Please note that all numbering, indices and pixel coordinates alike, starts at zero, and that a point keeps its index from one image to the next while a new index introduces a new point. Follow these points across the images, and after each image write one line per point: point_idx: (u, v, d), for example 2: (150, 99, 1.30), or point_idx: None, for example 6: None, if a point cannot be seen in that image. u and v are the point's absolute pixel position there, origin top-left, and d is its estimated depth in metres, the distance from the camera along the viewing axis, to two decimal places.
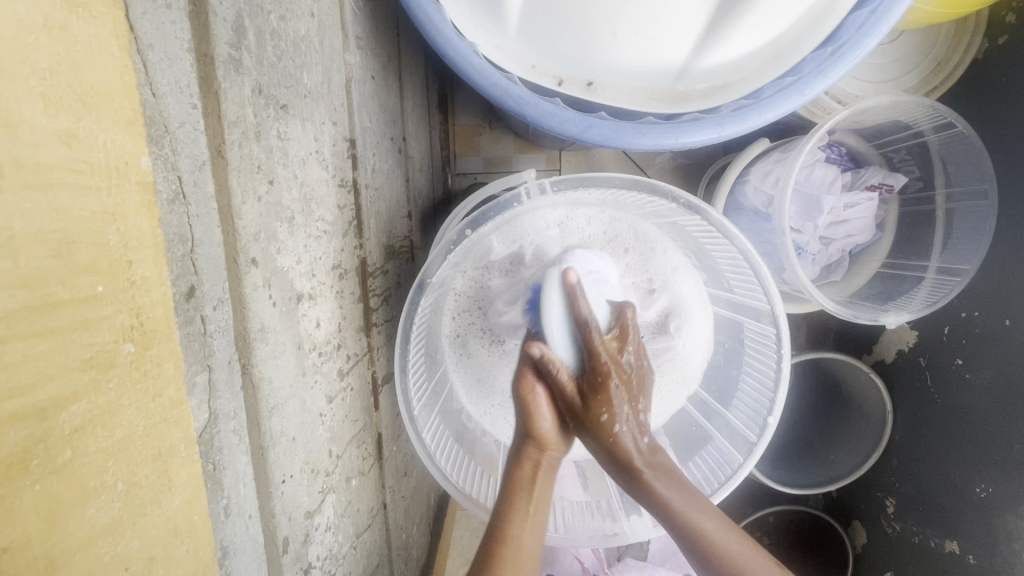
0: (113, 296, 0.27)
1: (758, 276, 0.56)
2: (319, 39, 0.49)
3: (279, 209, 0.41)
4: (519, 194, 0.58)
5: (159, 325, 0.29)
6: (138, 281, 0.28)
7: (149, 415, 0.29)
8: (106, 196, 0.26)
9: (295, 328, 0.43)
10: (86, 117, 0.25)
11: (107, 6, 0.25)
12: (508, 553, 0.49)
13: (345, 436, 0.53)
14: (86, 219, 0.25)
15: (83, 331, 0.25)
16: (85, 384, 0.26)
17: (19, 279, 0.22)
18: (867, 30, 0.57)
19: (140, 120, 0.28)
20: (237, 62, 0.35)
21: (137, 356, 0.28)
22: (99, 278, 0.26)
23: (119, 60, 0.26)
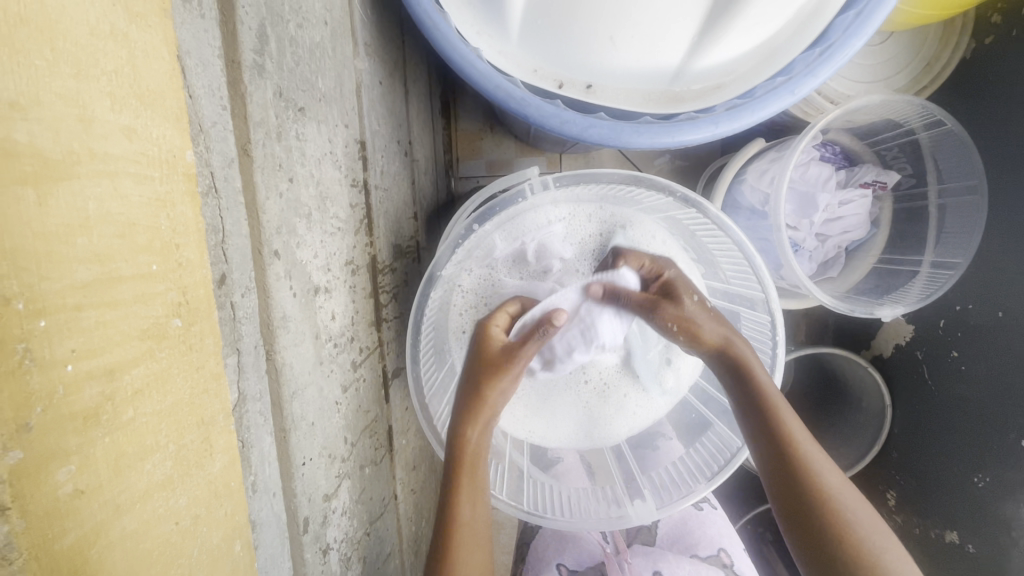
0: (164, 274, 0.28)
1: (753, 266, 0.57)
2: (332, 47, 0.51)
3: (297, 206, 0.43)
4: (523, 189, 0.60)
5: (201, 303, 0.31)
6: (184, 262, 0.29)
7: (193, 384, 0.31)
8: (159, 183, 0.27)
9: (312, 318, 0.45)
10: (143, 114, 0.26)
11: (159, 16, 0.27)
12: (460, 538, 0.51)
13: (359, 425, 0.55)
14: (146, 202, 0.26)
15: (142, 304, 0.26)
16: (143, 352, 0.27)
17: (93, 255, 0.24)
18: (855, 31, 0.59)
19: (185, 119, 0.29)
20: (261, 67, 0.38)
21: (183, 330, 0.29)
22: (154, 258, 0.27)
23: (169, 64, 0.28)
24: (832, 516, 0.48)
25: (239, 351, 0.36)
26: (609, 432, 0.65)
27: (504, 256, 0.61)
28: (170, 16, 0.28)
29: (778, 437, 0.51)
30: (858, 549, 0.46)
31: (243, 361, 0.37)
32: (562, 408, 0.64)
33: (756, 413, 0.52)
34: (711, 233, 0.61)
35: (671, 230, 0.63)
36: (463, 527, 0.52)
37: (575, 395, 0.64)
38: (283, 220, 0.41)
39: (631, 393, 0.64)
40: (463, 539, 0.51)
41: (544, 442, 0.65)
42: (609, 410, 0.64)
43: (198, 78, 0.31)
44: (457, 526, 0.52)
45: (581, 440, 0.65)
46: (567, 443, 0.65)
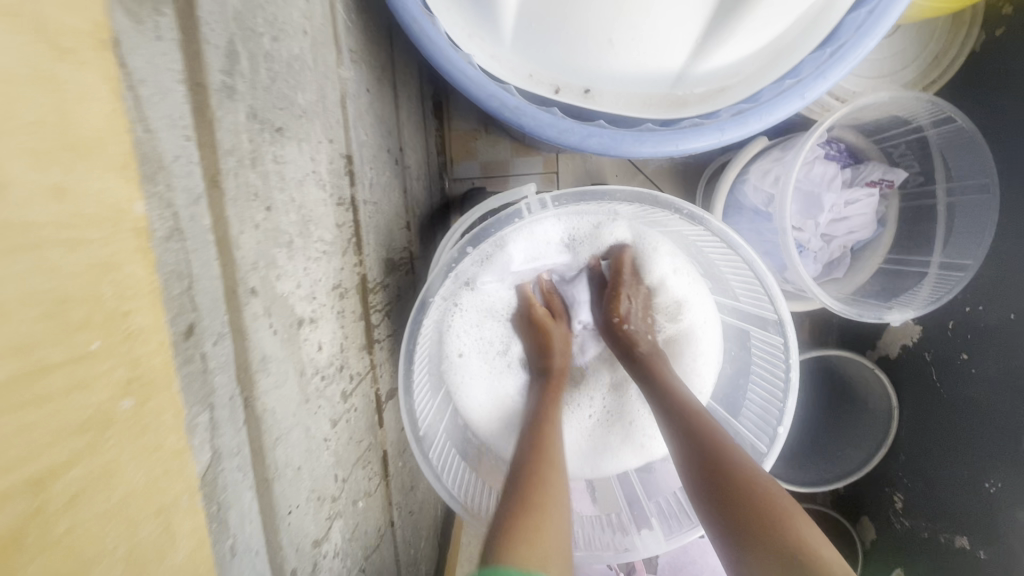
0: (110, 350, 0.22)
1: (765, 285, 0.54)
2: (313, 57, 0.48)
3: (276, 235, 0.40)
4: (520, 210, 0.53)
5: (158, 373, 0.25)
6: (135, 331, 0.24)
7: (151, 469, 0.25)
8: (101, 245, 0.22)
9: (296, 354, 0.42)
10: (78, 164, 0.21)
11: (98, 44, 0.22)
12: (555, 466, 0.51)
13: (351, 459, 0.52)
14: (79, 268, 0.21)
15: (79, 393, 0.21)
16: (82, 449, 0.22)
17: (8, 347, 0.19)
18: (868, 30, 0.56)
19: (135, 162, 0.24)
20: (231, 89, 0.34)
21: (134, 410, 0.24)
22: (95, 333, 0.22)
23: (110, 101, 0.23)
24: (766, 507, 0.45)
25: (212, 406, 0.32)
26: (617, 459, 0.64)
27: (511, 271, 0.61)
28: (113, 46, 0.24)
29: (698, 439, 0.50)
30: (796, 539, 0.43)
31: (218, 416, 0.33)
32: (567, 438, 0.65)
33: (676, 418, 0.52)
34: (721, 250, 0.57)
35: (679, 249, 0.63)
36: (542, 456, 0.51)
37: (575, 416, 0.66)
38: (260, 254, 0.37)
39: (638, 420, 0.64)
40: (548, 467, 0.50)
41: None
42: (617, 439, 0.64)
43: (155, 108, 0.28)
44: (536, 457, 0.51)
45: (590, 466, 0.64)
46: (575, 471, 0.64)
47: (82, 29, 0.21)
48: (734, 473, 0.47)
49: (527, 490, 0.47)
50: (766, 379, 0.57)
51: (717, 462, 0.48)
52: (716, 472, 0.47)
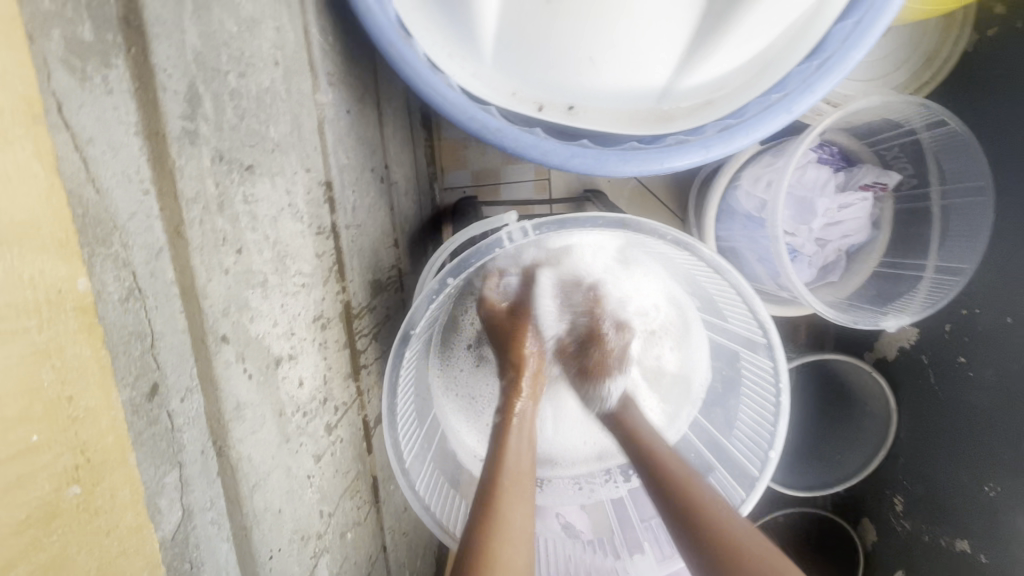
0: (51, 441, 0.24)
1: (752, 309, 0.53)
2: (286, 87, 0.47)
3: (249, 276, 0.39)
4: (500, 238, 0.51)
5: (110, 454, 0.27)
6: (82, 414, 0.25)
7: (105, 552, 0.26)
8: (37, 334, 0.23)
9: (274, 394, 0.42)
10: (8, 253, 0.21)
11: (26, 126, 0.22)
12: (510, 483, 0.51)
13: (337, 491, 0.52)
14: (20, 358, 0.22)
15: (16, 490, 0.23)
16: (23, 545, 0.23)
17: None
18: (853, 43, 0.55)
19: (78, 239, 0.24)
20: (193, 134, 0.33)
21: (84, 496, 0.25)
22: (34, 427, 0.23)
23: (45, 181, 0.23)
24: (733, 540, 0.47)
25: (181, 464, 0.32)
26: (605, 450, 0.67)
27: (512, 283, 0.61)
28: (46, 118, 0.23)
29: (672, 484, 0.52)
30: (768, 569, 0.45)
31: (188, 473, 0.33)
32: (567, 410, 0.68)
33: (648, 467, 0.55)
34: (708, 274, 0.57)
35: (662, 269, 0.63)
36: (512, 466, 0.52)
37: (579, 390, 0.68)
38: (232, 298, 0.37)
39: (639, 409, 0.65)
40: (513, 482, 0.51)
41: (549, 503, 0.63)
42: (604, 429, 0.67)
43: (106, 167, 0.27)
44: (505, 469, 0.52)
45: (584, 471, 0.66)
46: (570, 497, 0.64)
47: (10, 107, 0.22)
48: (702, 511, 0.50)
49: (496, 504, 0.49)
50: (757, 401, 0.56)
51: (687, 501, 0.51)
52: (686, 513, 0.50)
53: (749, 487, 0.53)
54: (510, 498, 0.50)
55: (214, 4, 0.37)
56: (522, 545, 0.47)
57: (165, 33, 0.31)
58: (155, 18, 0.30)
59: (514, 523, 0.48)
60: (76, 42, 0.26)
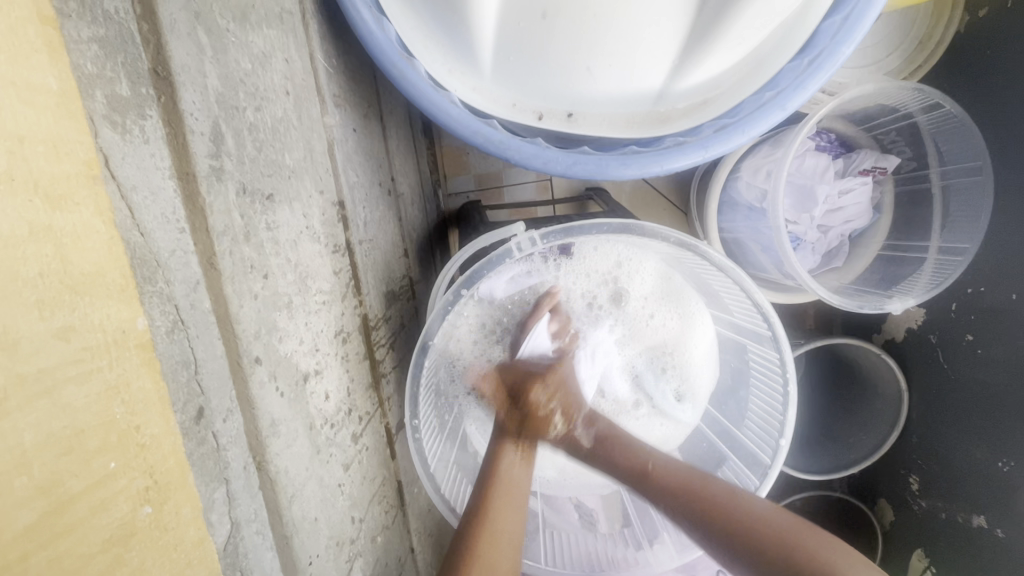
0: (125, 467, 0.26)
1: (757, 305, 0.55)
2: (297, 115, 0.49)
3: (275, 299, 0.41)
4: (510, 249, 0.54)
5: (172, 475, 0.29)
6: (148, 441, 0.27)
7: (174, 564, 0.28)
8: (108, 371, 0.25)
9: (305, 409, 0.44)
10: (81, 304, 0.24)
11: (89, 189, 0.24)
12: (498, 493, 0.53)
13: (366, 497, 0.54)
14: (98, 395, 0.25)
15: (101, 513, 0.25)
16: (110, 563, 0.25)
17: (36, 488, 0.22)
18: (843, 37, 0.56)
19: (134, 284, 0.27)
20: (219, 171, 0.36)
21: (154, 515, 0.27)
22: (111, 455, 0.25)
23: (106, 234, 0.25)
24: (734, 513, 0.49)
25: (227, 480, 0.35)
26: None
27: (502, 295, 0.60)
28: (102, 178, 0.25)
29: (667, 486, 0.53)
30: (778, 536, 0.47)
31: (234, 488, 0.35)
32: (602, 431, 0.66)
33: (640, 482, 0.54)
34: (711, 271, 0.58)
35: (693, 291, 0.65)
36: (500, 483, 0.54)
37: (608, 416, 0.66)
38: (261, 321, 0.39)
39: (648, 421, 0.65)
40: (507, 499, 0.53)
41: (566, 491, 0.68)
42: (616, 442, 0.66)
43: (148, 211, 0.29)
44: (495, 483, 0.54)
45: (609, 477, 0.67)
46: (588, 486, 0.67)
47: (75, 172, 0.24)
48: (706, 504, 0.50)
49: (483, 519, 0.51)
50: (765, 393, 0.58)
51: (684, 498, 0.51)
52: (682, 496, 0.52)
53: (760, 476, 0.55)
54: (493, 515, 0.51)
55: (230, 45, 0.39)
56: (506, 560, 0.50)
57: (190, 79, 0.34)
58: (180, 66, 0.33)
59: (501, 531, 0.51)
60: (115, 99, 0.28)
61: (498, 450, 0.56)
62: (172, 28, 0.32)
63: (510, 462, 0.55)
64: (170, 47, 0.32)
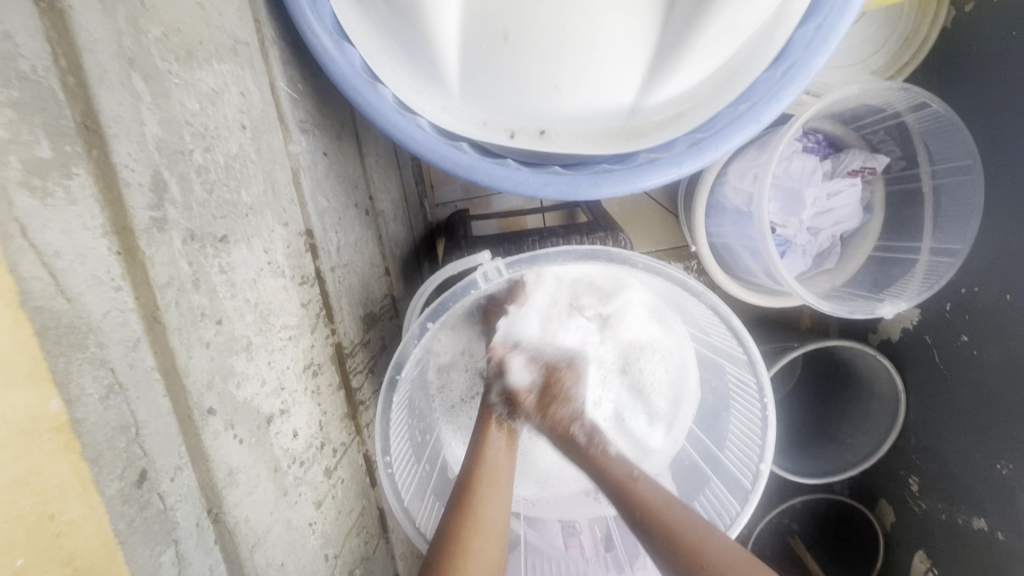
0: (36, 561, 0.24)
1: (732, 327, 0.54)
2: (256, 148, 0.47)
3: (232, 343, 0.40)
4: (475, 278, 0.53)
5: (96, 561, 0.27)
6: (65, 528, 0.26)
7: None
8: (14, 462, 0.24)
9: (268, 452, 0.43)
10: None
11: None
12: (487, 474, 0.51)
13: (341, 533, 0.53)
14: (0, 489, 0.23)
15: None
16: None
17: None
18: (816, 48, 0.55)
19: (46, 362, 0.26)
20: (161, 220, 0.35)
21: None
22: (18, 551, 0.24)
23: (8, 316, 0.24)
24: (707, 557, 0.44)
25: (177, 540, 0.34)
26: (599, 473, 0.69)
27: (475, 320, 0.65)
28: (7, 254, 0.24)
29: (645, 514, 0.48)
30: None
31: (183, 549, 0.34)
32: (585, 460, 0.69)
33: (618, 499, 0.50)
34: (686, 296, 0.57)
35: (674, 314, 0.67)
36: (489, 461, 0.52)
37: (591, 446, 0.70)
38: (216, 369, 0.38)
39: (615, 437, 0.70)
40: (487, 482, 0.50)
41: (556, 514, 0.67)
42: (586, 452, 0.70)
43: (77, 276, 0.28)
44: (482, 463, 0.52)
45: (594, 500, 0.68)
46: (579, 509, 0.67)
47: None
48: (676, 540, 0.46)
49: (469, 506, 0.48)
50: (745, 414, 0.57)
51: (671, 541, 0.46)
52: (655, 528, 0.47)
53: (741, 501, 0.54)
54: (483, 492, 0.49)
55: (174, 87, 0.38)
56: (497, 543, 0.47)
57: (125, 131, 0.33)
58: (112, 118, 0.32)
59: (486, 515, 0.48)
60: (33, 162, 0.27)
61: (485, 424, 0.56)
62: (102, 80, 0.31)
63: (495, 437, 0.54)
64: (99, 99, 0.31)
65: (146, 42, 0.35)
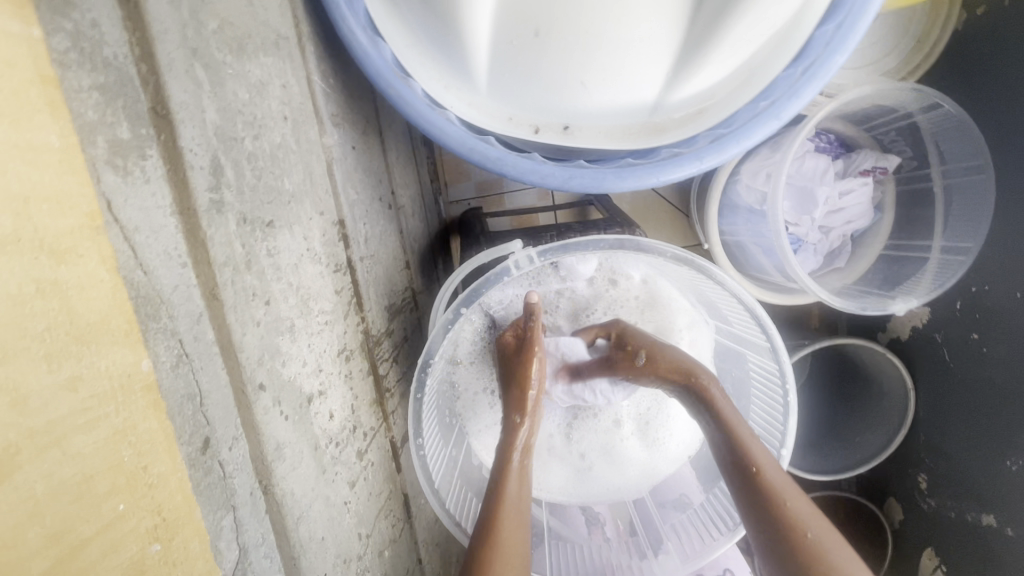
0: (135, 508, 0.27)
1: (755, 315, 0.56)
2: (296, 139, 0.49)
3: (278, 324, 0.42)
4: (508, 267, 0.55)
5: (180, 511, 0.30)
6: (156, 479, 0.29)
7: None
8: (115, 416, 0.27)
9: (310, 430, 0.45)
10: (86, 354, 0.25)
11: (91, 239, 0.26)
12: (507, 515, 0.51)
13: (372, 514, 0.55)
14: (105, 440, 0.26)
15: (111, 555, 0.26)
16: None
17: (48, 536, 0.23)
18: (837, 46, 0.56)
19: (138, 327, 0.28)
20: (219, 203, 0.36)
21: (163, 551, 0.29)
22: (120, 497, 0.27)
23: (109, 282, 0.27)
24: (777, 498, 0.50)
25: (234, 508, 0.36)
26: (616, 469, 0.69)
27: (502, 313, 0.67)
28: (105, 227, 0.27)
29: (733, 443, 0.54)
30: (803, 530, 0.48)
31: (240, 515, 0.37)
32: (600, 458, 0.70)
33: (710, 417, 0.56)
34: (711, 285, 0.60)
35: (690, 298, 0.68)
36: (510, 500, 0.53)
37: (600, 444, 0.70)
38: (265, 348, 0.40)
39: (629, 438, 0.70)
40: (510, 519, 0.51)
41: (578, 500, 0.68)
42: (602, 454, 0.70)
43: (150, 249, 0.31)
44: (502, 506, 0.52)
45: (611, 488, 0.69)
46: (598, 495, 0.68)
47: (78, 225, 0.25)
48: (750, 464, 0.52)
49: (495, 542, 0.49)
50: (767, 403, 0.60)
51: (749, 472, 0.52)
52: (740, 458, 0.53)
53: None
54: (503, 533, 0.50)
55: (228, 78, 0.39)
56: None
57: (189, 116, 0.34)
58: (179, 104, 0.34)
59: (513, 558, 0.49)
60: (115, 143, 0.29)
61: (503, 468, 0.55)
62: (170, 68, 0.33)
63: (513, 475, 0.55)
64: (168, 86, 0.33)
65: (206, 33, 0.37)
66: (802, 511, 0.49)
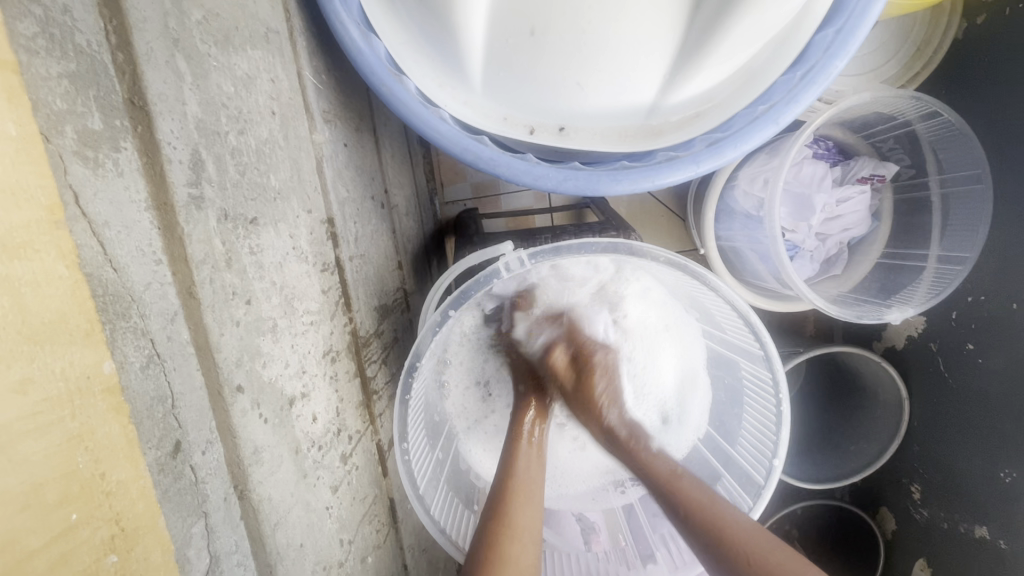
0: (89, 517, 0.27)
1: (749, 323, 0.56)
2: (284, 134, 0.48)
3: (259, 324, 0.41)
4: (498, 269, 0.54)
5: (142, 520, 0.30)
6: (115, 487, 0.28)
7: None
8: (71, 421, 0.26)
9: (291, 434, 0.44)
10: (40, 354, 0.24)
11: (49, 233, 0.25)
12: (517, 503, 0.51)
13: (356, 518, 0.54)
14: (59, 446, 0.25)
15: (63, 567, 0.26)
16: None
17: None
18: (835, 52, 0.56)
19: (102, 327, 0.28)
20: (199, 199, 0.35)
21: (121, 563, 0.28)
22: (73, 506, 0.26)
23: (70, 279, 0.26)
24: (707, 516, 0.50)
25: (206, 514, 0.36)
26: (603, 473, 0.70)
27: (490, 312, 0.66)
28: (67, 221, 0.26)
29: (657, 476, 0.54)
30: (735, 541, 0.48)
31: (213, 521, 0.36)
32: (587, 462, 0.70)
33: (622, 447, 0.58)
34: (703, 290, 0.59)
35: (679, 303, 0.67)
36: (521, 479, 0.53)
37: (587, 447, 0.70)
38: (245, 349, 0.39)
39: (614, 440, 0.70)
40: (520, 500, 0.51)
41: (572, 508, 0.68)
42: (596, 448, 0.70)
43: (122, 245, 0.30)
44: (512, 496, 0.51)
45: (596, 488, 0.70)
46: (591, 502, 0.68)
47: (36, 218, 0.24)
48: (660, 469, 0.55)
49: (507, 521, 0.49)
50: (759, 411, 0.59)
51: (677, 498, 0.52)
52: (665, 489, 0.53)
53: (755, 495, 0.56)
54: (513, 517, 0.50)
55: (212, 70, 0.38)
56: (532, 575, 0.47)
57: (168, 109, 0.33)
58: (157, 96, 0.33)
59: (522, 517, 0.50)
60: (85, 133, 0.28)
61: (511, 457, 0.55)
62: (149, 57, 0.32)
63: (523, 458, 0.55)
64: (146, 77, 0.32)
65: (189, 23, 0.36)
66: (731, 519, 0.50)
